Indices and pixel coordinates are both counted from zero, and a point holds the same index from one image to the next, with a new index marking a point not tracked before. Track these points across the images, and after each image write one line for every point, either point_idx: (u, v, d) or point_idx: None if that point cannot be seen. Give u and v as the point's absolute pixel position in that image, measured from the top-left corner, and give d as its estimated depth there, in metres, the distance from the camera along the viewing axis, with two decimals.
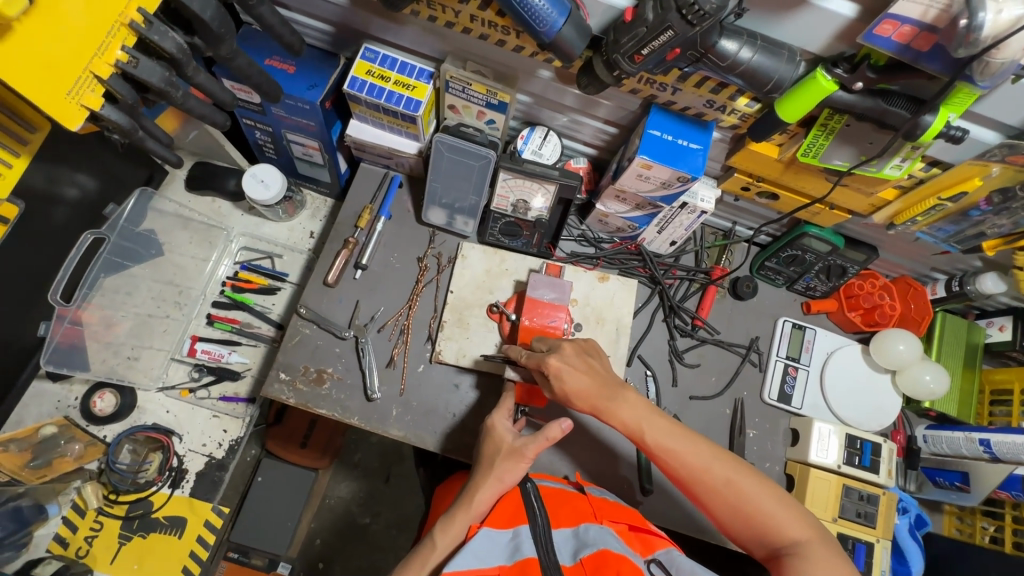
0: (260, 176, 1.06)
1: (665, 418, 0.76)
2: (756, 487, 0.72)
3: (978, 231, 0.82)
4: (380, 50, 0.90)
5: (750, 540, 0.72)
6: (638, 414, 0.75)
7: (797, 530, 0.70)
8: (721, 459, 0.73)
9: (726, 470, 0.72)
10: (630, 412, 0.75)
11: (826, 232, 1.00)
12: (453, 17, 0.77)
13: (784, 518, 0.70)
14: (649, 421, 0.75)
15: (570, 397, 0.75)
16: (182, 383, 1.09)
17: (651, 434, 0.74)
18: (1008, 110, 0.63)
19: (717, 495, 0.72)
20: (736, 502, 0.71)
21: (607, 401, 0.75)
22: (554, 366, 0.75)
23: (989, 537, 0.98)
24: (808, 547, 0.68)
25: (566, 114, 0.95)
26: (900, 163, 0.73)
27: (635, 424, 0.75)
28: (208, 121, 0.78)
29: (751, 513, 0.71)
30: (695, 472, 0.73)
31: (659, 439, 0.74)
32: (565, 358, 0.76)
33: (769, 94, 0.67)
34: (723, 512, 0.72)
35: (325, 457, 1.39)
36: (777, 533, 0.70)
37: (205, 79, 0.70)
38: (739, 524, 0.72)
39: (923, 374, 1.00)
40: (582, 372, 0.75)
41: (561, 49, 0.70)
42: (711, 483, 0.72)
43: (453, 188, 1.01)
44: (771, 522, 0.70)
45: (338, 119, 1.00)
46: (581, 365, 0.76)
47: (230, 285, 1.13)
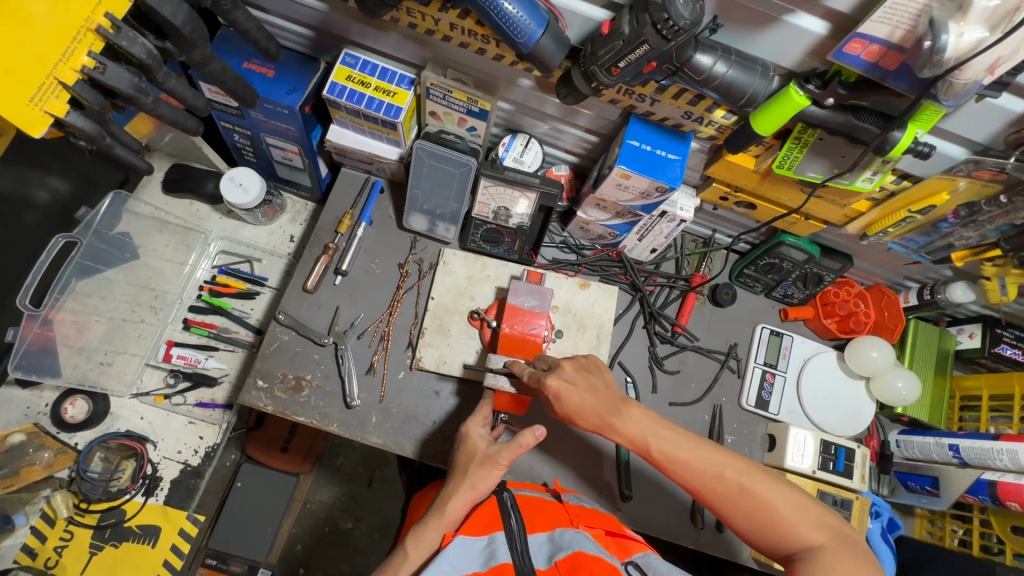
0: (238, 180, 1.05)
1: (672, 428, 0.73)
2: (771, 490, 0.68)
3: (946, 242, 0.84)
4: (360, 56, 0.90)
5: (768, 547, 0.69)
6: (642, 426, 0.73)
7: (816, 535, 0.67)
8: (732, 464, 0.70)
9: (738, 476, 0.69)
10: (635, 426, 0.73)
11: (802, 241, 1.02)
12: (433, 25, 0.77)
13: (802, 523, 0.67)
14: (654, 432, 0.72)
15: (569, 415, 0.75)
16: (157, 389, 1.07)
17: (656, 445, 0.72)
18: (973, 125, 0.64)
19: (731, 502, 0.69)
20: (750, 509, 0.68)
21: (609, 415, 0.73)
22: (553, 386, 0.75)
23: (959, 540, 1.00)
24: (828, 552, 0.65)
25: (547, 122, 0.95)
26: (871, 177, 0.74)
27: (639, 437, 0.73)
28: (180, 127, 0.77)
29: (767, 520, 0.67)
30: (706, 480, 0.70)
31: (665, 448, 0.72)
32: (565, 378, 0.76)
33: (744, 107, 0.68)
34: (738, 519, 0.69)
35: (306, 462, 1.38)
36: (794, 538, 0.67)
37: (176, 85, 0.69)
38: (755, 533, 0.69)
39: (896, 380, 1.03)
40: (583, 390, 0.75)
41: (539, 60, 0.70)
42: (723, 491, 0.69)
43: (434, 194, 1.01)
44: (788, 527, 0.67)
45: (318, 124, 0.99)
46: (582, 382, 0.76)
47: (208, 289, 1.12)
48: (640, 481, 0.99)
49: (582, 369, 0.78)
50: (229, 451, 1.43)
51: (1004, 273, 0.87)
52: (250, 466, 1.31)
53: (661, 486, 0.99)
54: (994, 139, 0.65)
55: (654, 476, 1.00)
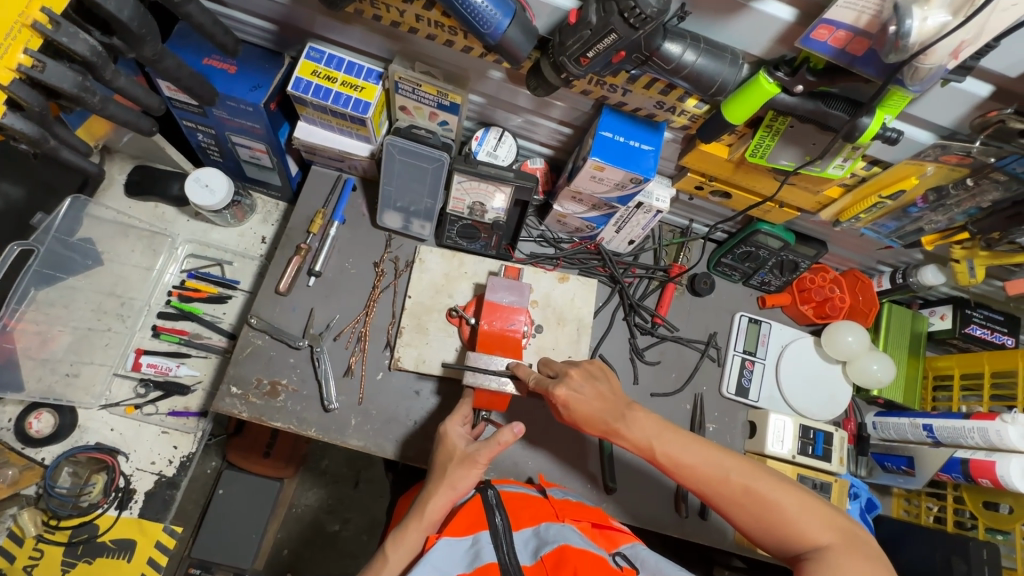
0: (205, 180, 1.01)
1: (678, 433, 0.74)
2: (777, 491, 0.69)
3: (917, 227, 0.85)
4: (325, 50, 0.87)
5: (777, 547, 0.70)
6: (647, 431, 0.74)
7: (822, 535, 0.67)
8: (738, 467, 0.71)
9: (743, 478, 0.70)
10: (639, 432, 0.74)
11: (777, 229, 1.02)
12: (398, 16, 0.74)
13: (808, 523, 0.67)
14: (660, 436, 0.73)
15: (579, 422, 0.77)
16: (127, 399, 1.04)
17: (662, 449, 0.73)
18: (940, 110, 0.65)
19: (737, 504, 0.70)
20: (757, 511, 0.69)
21: (613, 421, 0.75)
22: (563, 397, 0.76)
23: (935, 517, 1.03)
24: (835, 552, 0.65)
25: (521, 115, 0.94)
26: (842, 163, 0.74)
27: (644, 442, 0.74)
28: (134, 127, 0.74)
29: (775, 522, 0.68)
30: (712, 483, 0.71)
31: (670, 452, 0.73)
32: (574, 387, 0.77)
33: (714, 96, 0.67)
34: (745, 521, 0.70)
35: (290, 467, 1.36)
36: (801, 538, 0.67)
37: (126, 84, 0.65)
38: (763, 533, 0.69)
39: (872, 363, 1.04)
40: (593, 399, 0.76)
41: (507, 51, 0.68)
42: (729, 494, 0.70)
43: (407, 191, 0.98)
44: (795, 527, 0.67)
45: (285, 121, 0.96)
46: (590, 391, 0.77)
47: (177, 295, 1.09)
48: (624, 473, 0.99)
49: (588, 377, 0.79)
50: (208, 458, 1.41)
51: (972, 255, 0.89)
52: (230, 473, 1.28)
53: (645, 476, 1.00)
54: (959, 124, 0.66)
55: (638, 469, 1.00)
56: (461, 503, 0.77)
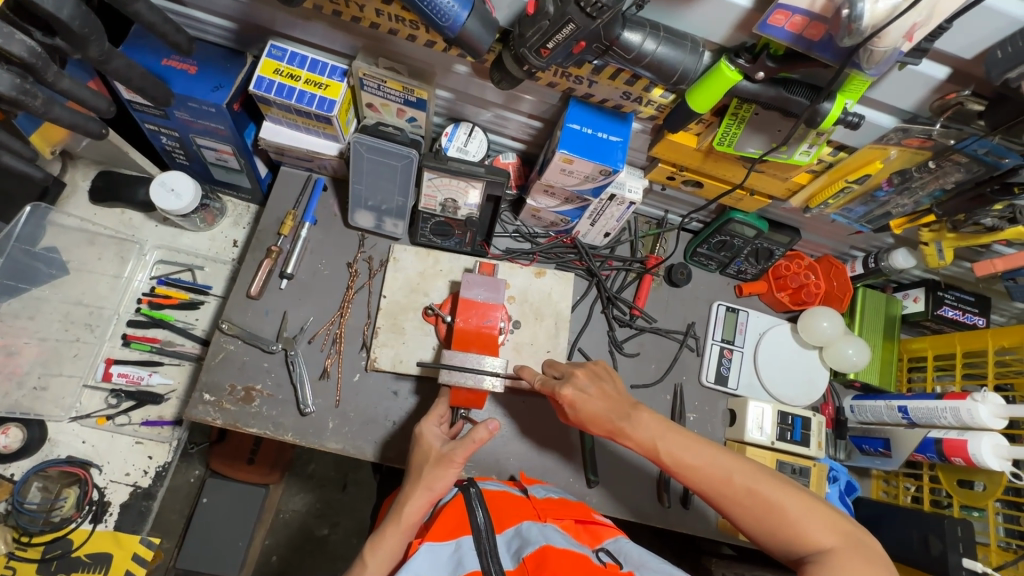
0: (170, 185, 0.99)
1: (682, 433, 0.74)
2: (781, 493, 0.68)
3: (884, 211, 0.86)
4: (287, 47, 0.85)
5: (778, 550, 0.68)
6: (651, 431, 0.74)
7: (825, 537, 0.65)
8: (741, 467, 0.70)
9: (746, 479, 0.69)
10: (641, 430, 0.74)
11: (751, 217, 1.02)
12: (358, 11, 0.73)
13: (811, 525, 0.66)
14: (664, 436, 0.73)
15: (585, 422, 0.78)
16: (98, 410, 1.02)
17: (665, 448, 0.73)
18: (900, 93, 0.65)
19: (740, 505, 0.69)
20: (760, 512, 0.68)
21: (619, 419, 0.75)
22: (569, 397, 0.78)
23: (912, 497, 1.04)
24: (838, 555, 0.64)
25: (490, 110, 0.93)
26: (808, 149, 0.74)
27: (648, 441, 0.74)
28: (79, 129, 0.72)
29: (777, 525, 0.67)
30: (715, 484, 0.70)
31: (674, 452, 0.72)
32: (580, 387, 0.79)
33: (677, 85, 0.67)
34: (748, 522, 0.69)
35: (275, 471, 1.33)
36: (803, 540, 0.66)
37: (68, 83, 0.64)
38: (766, 536, 0.68)
39: (847, 347, 1.05)
40: (597, 397, 0.78)
41: (468, 44, 0.67)
42: (732, 495, 0.69)
43: (378, 189, 0.97)
44: (798, 529, 0.66)
45: (250, 122, 0.95)
46: (595, 390, 0.79)
47: (147, 302, 1.06)
48: (604, 466, 1.01)
49: (594, 378, 0.81)
50: (191, 467, 1.39)
51: (940, 237, 0.89)
52: (213, 481, 1.27)
53: (627, 468, 1.02)
54: (920, 107, 0.66)
55: (617, 461, 1.01)
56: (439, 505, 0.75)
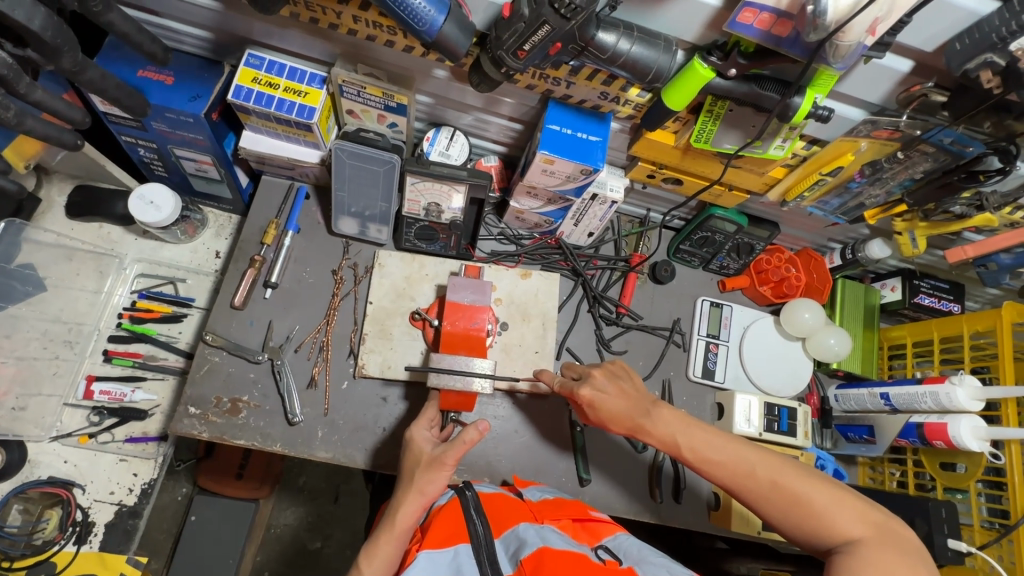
0: (149, 197, 0.98)
1: (705, 429, 0.75)
2: (806, 485, 0.68)
3: (858, 202, 0.88)
4: (265, 56, 0.86)
5: (807, 542, 0.68)
6: (672, 427, 0.75)
7: (854, 528, 0.65)
8: (765, 461, 0.70)
9: (770, 471, 0.69)
10: (662, 426, 0.75)
11: (731, 213, 1.04)
12: (335, 18, 0.74)
13: (839, 516, 0.65)
14: (684, 432, 0.74)
15: (605, 421, 0.79)
16: (80, 429, 1.00)
17: (687, 444, 0.74)
18: (866, 87, 0.67)
19: (766, 498, 0.69)
20: (785, 505, 0.68)
21: (640, 417, 0.77)
22: (588, 397, 0.79)
23: (898, 482, 1.05)
24: (867, 545, 0.63)
25: (470, 114, 0.94)
26: (782, 144, 0.76)
27: (669, 437, 0.75)
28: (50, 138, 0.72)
29: (803, 517, 0.67)
30: (739, 478, 0.71)
31: (696, 447, 0.74)
32: (598, 387, 0.79)
33: (653, 84, 0.68)
34: (775, 515, 0.69)
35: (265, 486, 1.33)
36: (830, 532, 0.65)
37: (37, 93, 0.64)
38: (794, 529, 0.68)
39: (828, 338, 1.08)
40: (616, 396, 0.78)
41: (445, 48, 0.68)
42: (756, 489, 0.69)
43: (360, 196, 0.96)
44: (825, 521, 0.65)
45: (230, 131, 0.94)
46: (613, 389, 0.79)
47: (129, 317, 1.06)
48: (596, 465, 1.02)
49: (612, 375, 0.80)
50: (178, 485, 1.37)
51: (912, 227, 0.91)
52: (201, 498, 1.25)
53: (617, 465, 1.03)
54: (887, 99, 0.68)
55: (609, 458, 1.03)
56: (434, 508, 0.74)
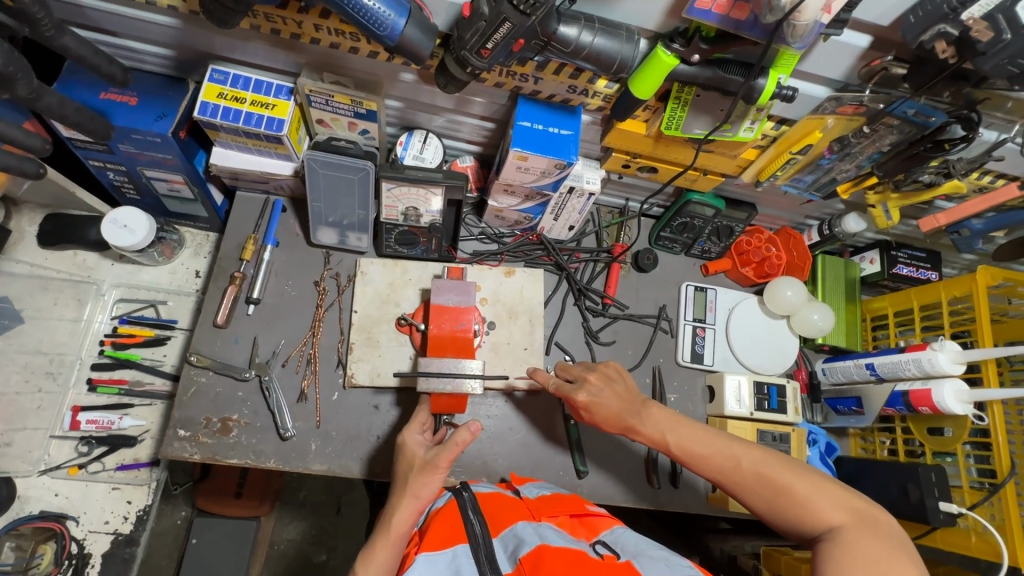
0: (122, 220, 0.97)
1: (693, 425, 0.77)
2: (789, 474, 0.69)
3: (830, 177, 0.89)
4: (229, 70, 0.84)
5: (793, 533, 0.68)
6: (661, 424, 0.77)
7: (835, 515, 0.65)
8: (749, 454, 0.72)
9: (754, 462, 0.71)
10: (652, 424, 0.78)
11: (708, 197, 1.04)
12: (297, 28, 0.74)
13: (820, 503, 0.66)
14: (672, 429, 0.77)
15: (599, 422, 0.81)
16: (69, 460, 0.99)
17: (675, 440, 0.76)
18: (828, 64, 0.68)
19: (750, 489, 0.70)
20: (769, 494, 0.69)
21: (631, 418, 0.78)
22: (584, 401, 0.80)
23: (889, 450, 1.07)
24: (848, 532, 0.63)
25: (442, 115, 0.94)
26: (751, 126, 0.77)
27: (657, 434, 0.77)
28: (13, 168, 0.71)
29: (788, 507, 0.67)
30: (725, 471, 0.72)
31: (683, 443, 0.75)
32: (594, 392, 0.81)
33: (619, 74, 0.68)
34: (760, 506, 0.70)
35: (265, 503, 1.31)
36: (813, 519, 0.66)
37: None
38: (779, 518, 0.68)
39: (812, 313, 1.09)
40: (610, 397, 0.80)
41: (409, 51, 0.67)
42: (742, 481, 0.71)
43: (337, 205, 0.95)
44: (807, 508, 0.66)
45: (200, 148, 0.93)
46: (608, 392, 0.81)
47: (111, 343, 1.04)
48: (593, 457, 1.03)
49: (606, 379, 0.83)
50: (176, 509, 1.35)
51: (885, 198, 0.93)
52: (201, 520, 1.23)
53: (613, 455, 1.03)
54: (850, 75, 0.69)
55: (605, 448, 1.03)
56: (432, 510, 0.74)
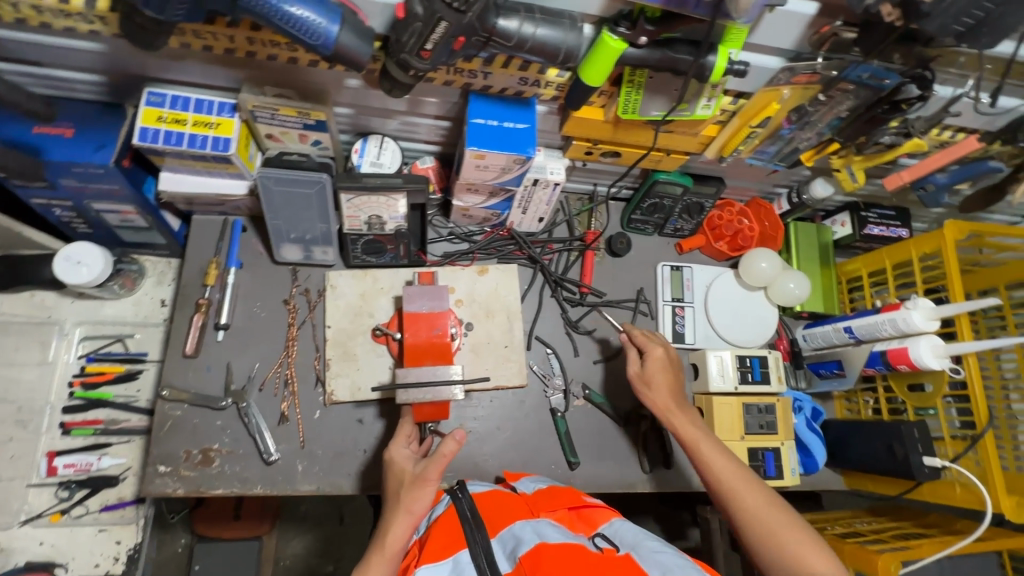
0: (76, 257, 0.93)
1: (720, 446, 0.84)
2: (788, 516, 0.75)
3: (792, 148, 0.88)
4: (166, 91, 0.81)
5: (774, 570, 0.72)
6: (694, 431, 0.85)
7: (820, 565, 0.70)
8: (759, 488, 0.78)
9: (761, 497, 0.77)
10: (688, 428, 0.86)
11: (675, 175, 1.03)
12: (229, 42, 0.70)
13: (808, 550, 0.71)
14: (704, 439, 0.84)
15: (645, 390, 0.92)
16: (51, 507, 0.97)
17: (702, 449, 0.83)
18: (778, 34, 0.67)
19: (750, 517, 0.76)
20: (765, 524, 0.74)
21: (675, 405, 0.89)
22: (654, 360, 0.93)
23: (873, 410, 1.09)
24: None
25: (396, 118, 0.91)
26: (708, 103, 0.76)
27: (690, 437, 0.85)
28: None
29: (782, 536, 0.73)
30: (733, 494, 0.78)
31: (707, 458, 0.82)
32: (659, 360, 0.93)
33: (566, 64, 0.66)
34: (750, 535, 0.75)
35: (266, 521, 1.29)
36: (797, 562, 0.71)
37: None
38: (766, 551, 0.73)
39: (788, 282, 1.09)
40: (661, 374, 0.92)
41: (347, 59, 0.64)
42: (747, 502, 0.77)
43: (297, 221, 0.92)
44: (795, 550, 0.71)
45: (147, 175, 0.90)
46: (664, 369, 0.93)
47: (80, 384, 1.01)
48: (583, 446, 1.03)
49: (665, 358, 0.94)
50: (176, 536, 1.34)
51: (849, 162, 0.92)
52: (202, 547, 1.24)
53: (604, 442, 1.04)
54: (801, 43, 0.68)
55: (596, 436, 1.04)
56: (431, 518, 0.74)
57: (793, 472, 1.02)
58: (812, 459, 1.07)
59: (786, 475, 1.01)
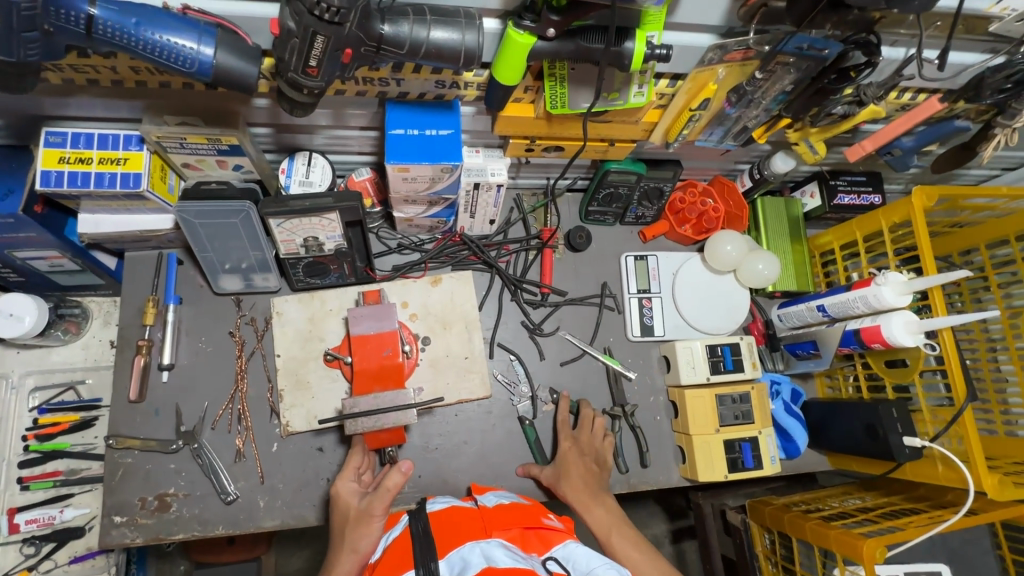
0: (7, 309, 0.89)
1: (633, 534, 0.84)
2: None
3: (742, 126, 0.82)
4: (66, 129, 0.76)
5: None
6: (606, 521, 0.86)
7: None
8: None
9: None
10: (598, 518, 0.86)
11: (626, 163, 0.97)
12: (114, 73, 0.65)
13: None
14: (616, 530, 0.85)
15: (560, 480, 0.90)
16: (17, 565, 0.95)
17: (617, 540, 0.83)
18: (702, 11, 0.61)
19: None
20: None
21: (591, 497, 0.88)
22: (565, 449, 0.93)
23: (854, 387, 1.05)
24: None
25: (320, 133, 0.85)
26: (639, 90, 0.70)
27: (602, 529, 0.85)
28: None
29: None
30: None
31: (620, 546, 0.82)
32: (578, 444, 0.94)
33: (471, 66, 0.60)
34: None
35: (261, 542, 1.28)
36: None
37: None
38: None
39: (756, 264, 1.04)
40: (582, 461, 0.92)
41: (233, 82, 0.58)
42: None
43: (229, 250, 0.88)
44: None
45: (67, 217, 0.85)
46: (581, 460, 0.93)
47: (35, 437, 0.99)
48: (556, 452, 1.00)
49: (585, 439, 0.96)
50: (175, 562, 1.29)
51: (806, 135, 0.86)
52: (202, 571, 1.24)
53: None
54: (730, 18, 0.62)
55: None
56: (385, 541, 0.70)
57: (772, 460, 0.99)
58: (794, 444, 1.04)
59: (764, 464, 0.98)
